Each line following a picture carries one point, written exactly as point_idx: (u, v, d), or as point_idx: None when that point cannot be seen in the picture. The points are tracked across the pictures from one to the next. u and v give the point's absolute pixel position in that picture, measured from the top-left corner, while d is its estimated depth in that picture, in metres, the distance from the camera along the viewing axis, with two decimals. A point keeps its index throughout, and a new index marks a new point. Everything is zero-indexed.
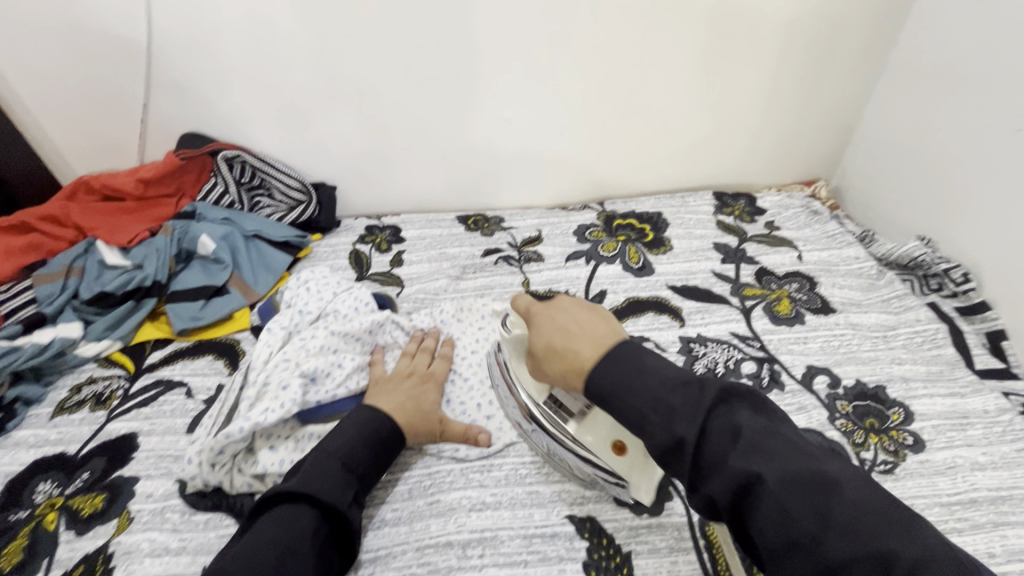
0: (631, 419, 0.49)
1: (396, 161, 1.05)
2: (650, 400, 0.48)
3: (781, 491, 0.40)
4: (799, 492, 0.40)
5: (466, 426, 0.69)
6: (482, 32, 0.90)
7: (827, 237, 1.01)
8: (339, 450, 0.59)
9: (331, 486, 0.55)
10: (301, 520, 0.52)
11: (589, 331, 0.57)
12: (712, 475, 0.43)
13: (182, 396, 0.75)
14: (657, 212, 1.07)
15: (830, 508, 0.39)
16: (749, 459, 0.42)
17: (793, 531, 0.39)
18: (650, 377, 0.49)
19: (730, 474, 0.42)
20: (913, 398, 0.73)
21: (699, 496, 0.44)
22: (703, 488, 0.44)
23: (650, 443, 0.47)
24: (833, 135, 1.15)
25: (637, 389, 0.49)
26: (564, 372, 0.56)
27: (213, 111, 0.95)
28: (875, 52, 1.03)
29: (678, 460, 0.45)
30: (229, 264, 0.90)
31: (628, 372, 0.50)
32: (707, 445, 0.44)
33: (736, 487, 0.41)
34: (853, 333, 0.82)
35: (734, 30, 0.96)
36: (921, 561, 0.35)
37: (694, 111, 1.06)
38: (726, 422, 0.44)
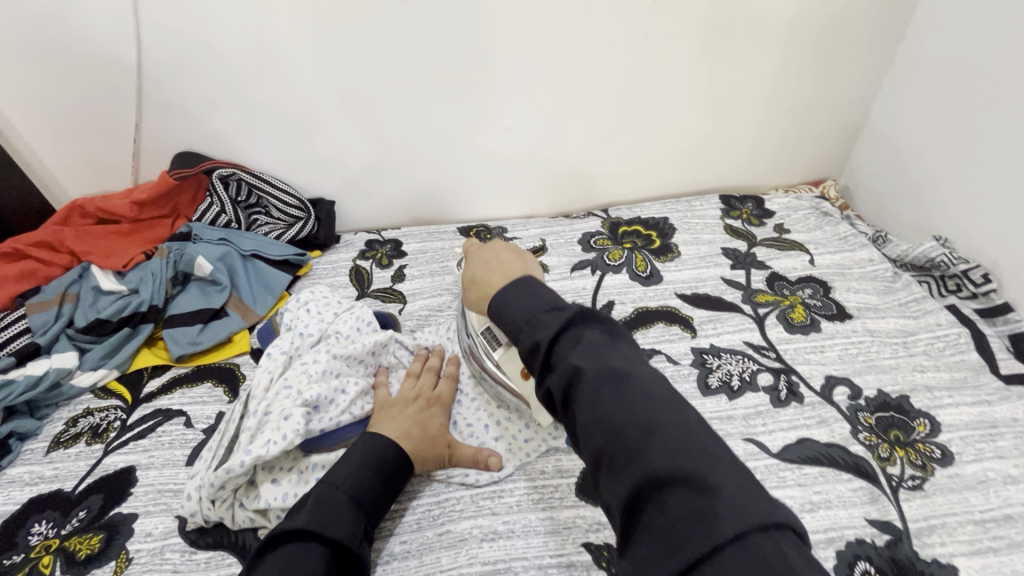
0: (508, 330, 0.50)
1: (394, 174, 1.03)
2: (526, 315, 0.48)
3: (601, 381, 0.41)
4: (609, 382, 0.41)
5: (475, 449, 0.67)
6: (478, 40, 0.88)
7: (838, 239, 0.98)
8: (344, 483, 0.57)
9: (340, 521, 0.53)
10: (316, 561, 0.49)
11: (505, 266, 0.61)
12: (553, 368, 0.44)
13: (181, 426, 0.73)
14: (664, 218, 1.05)
15: (631, 397, 0.40)
16: (579, 354, 0.43)
17: (598, 414, 0.40)
18: (535, 302, 0.49)
19: (562, 366, 0.43)
20: (939, 408, 0.70)
21: (540, 390, 0.45)
22: (544, 381, 0.45)
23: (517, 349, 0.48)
24: (840, 133, 1.12)
25: (519, 307, 0.49)
26: (478, 299, 0.61)
27: (206, 129, 0.93)
28: (881, 47, 1.01)
29: (531, 360, 0.46)
30: (227, 285, 0.88)
31: (519, 293, 0.51)
32: (555, 345, 0.45)
33: (565, 373, 0.42)
34: (871, 339, 0.79)
35: (736, 30, 0.94)
36: (692, 439, 0.37)
37: (698, 113, 1.04)
38: (574, 329, 0.45)
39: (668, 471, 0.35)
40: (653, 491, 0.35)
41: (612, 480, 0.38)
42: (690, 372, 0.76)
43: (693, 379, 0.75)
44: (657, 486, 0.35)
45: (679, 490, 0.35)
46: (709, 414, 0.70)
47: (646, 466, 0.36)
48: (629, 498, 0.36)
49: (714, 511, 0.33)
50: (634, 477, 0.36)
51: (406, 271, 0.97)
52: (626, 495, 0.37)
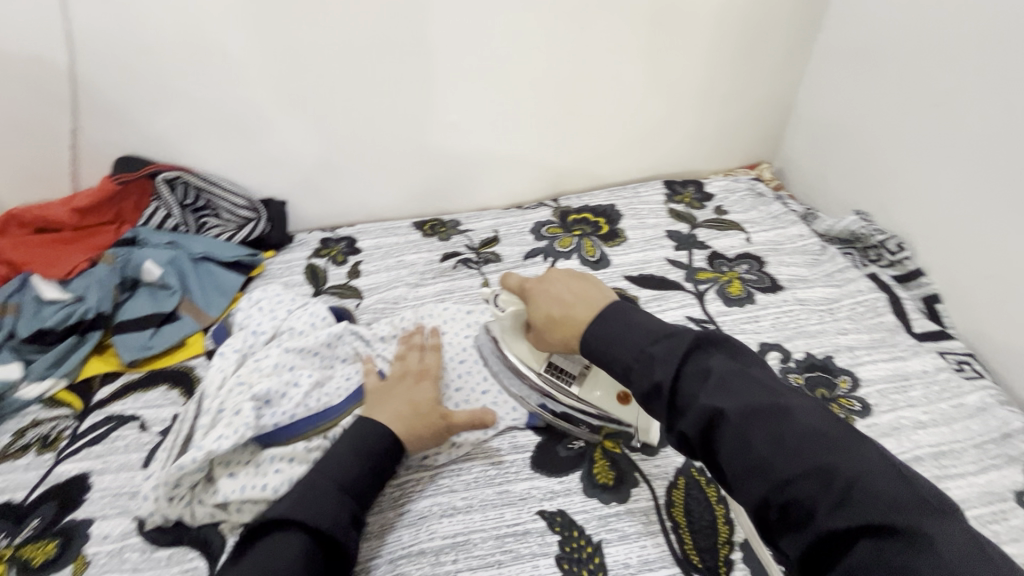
0: (617, 369, 0.54)
1: (346, 171, 1.04)
2: (636, 351, 0.52)
3: (752, 420, 0.44)
4: (757, 421, 0.44)
5: (470, 413, 0.67)
6: (421, 36, 0.90)
7: (772, 217, 1.05)
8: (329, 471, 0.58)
9: (325, 512, 0.54)
10: (291, 547, 0.52)
11: (581, 298, 0.61)
12: (684, 409, 0.47)
13: (136, 430, 0.73)
14: (611, 204, 1.09)
15: (790, 435, 0.43)
16: (712, 391, 0.47)
17: (753, 456, 0.43)
18: (641, 334, 0.53)
19: (697, 407, 0.46)
20: (860, 366, 0.77)
21: (671, 434, 0.49)
22: (676, 424, 0.48)
23: (635, 389, 0.52)
24: (772, 118, 1.19)
25: (627, 341, 0.53)
26: (565, 337, 0.61)
27: (148, 132, 0.92)
28: (802, 36, 1.08)
29: (654, 398, 0.50)
30: (178, 288, 0.87)
31: (618, 326, 0.55)
32: (680, 382, 0.48)
33: (707, 416, 0.46)
34: (800, 308, 0.86)
35: (669, 22, 0.99)
36: (870, 479, 0.39)
37: (640, 103, 1.08)
38: (699, 363, 0.49)
39: (845, 522, 0.38)
40: (837, 542, 0.38)
41: (787, 531, 0.41)
42: None
43: None
44: (839, 535, 0.38)
45: (867, 541, 0.37)
46: None
47: (823, 520, 0.39)
48: (809, 548, 0.40)
49: (917, 566, 0.35)
50: (811, 531, 0.40)
51: (361, 266, 0.98)
52: (802, 547, 0.40)
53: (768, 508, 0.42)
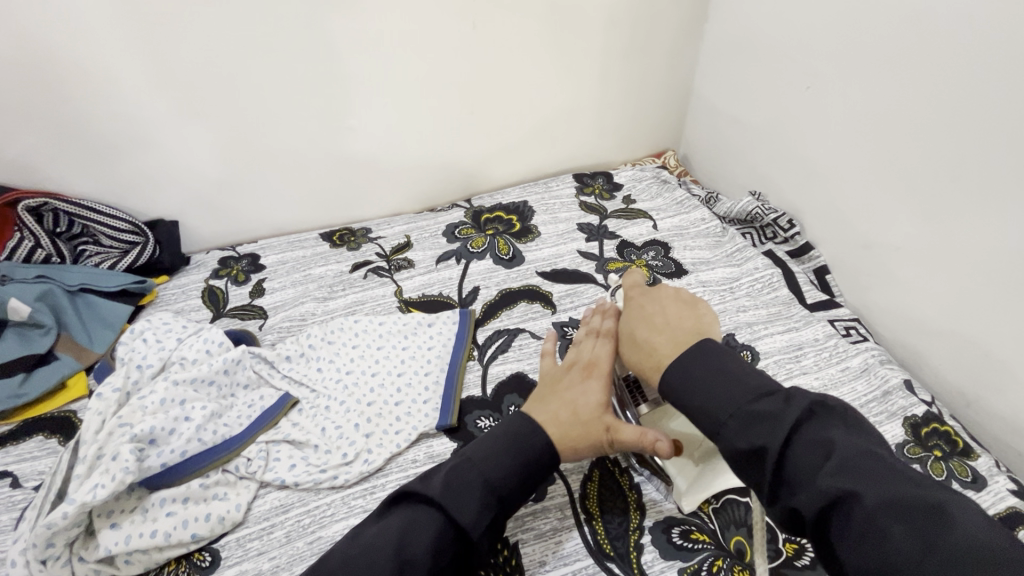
0: (704, 423, 0.48)
1: (242, 184, 0.98)
2: (728, 408, 0.47)
3: (885, 508, 0.39)
4: (901, 515, 0.38)
5: (640, 431, 0.55)
6: (304, 40, 0.87)
7: (676, 203, 1.08)
8: (499, 459, 0.53)
9: (465, 504, 0.50)
10: (426, 521, 0.48)
11: (674, 326, 0.58)
12: (798, 488, 0.42)
13: (6, 488, 0.66)
14: (523, 201, 1.09)
15: (935, 535, 0.37)
16: (831, 468, 0.41)
17: (881, 555, 0.38)
18: (735, 388, 0.48)
19: (818, 487, 0.41)
20: (758, 340, 0.80)
21: (777, 507, 0.44)
22: (787, 500, 0.43)
23: (726, 450, 0.47)
24: (672, 108, 1.24)
25: (719, 394, 0.48)
26: (643, 364, 0.57)
27: (2, 157, 0.83)
28: (689, 27, 1.12)
29: (754, 466, 0.45)
30: (52, 326, 0.79)
31: (709, 373, 0.50)
32: (789, 453, 0.44)
33: (831, 497, 0.40)
34: (704, 289, 0.89)
35: (561, 17, 1.00)
36: None
37: (542, 99, 1.09)
38: (817, 429, 0.44)
39: None
40: None
41: None
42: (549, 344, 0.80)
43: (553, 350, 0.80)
44: None
45: None
46: None
47: None
48: None
49: None
50: None
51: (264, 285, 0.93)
52: None
53: None
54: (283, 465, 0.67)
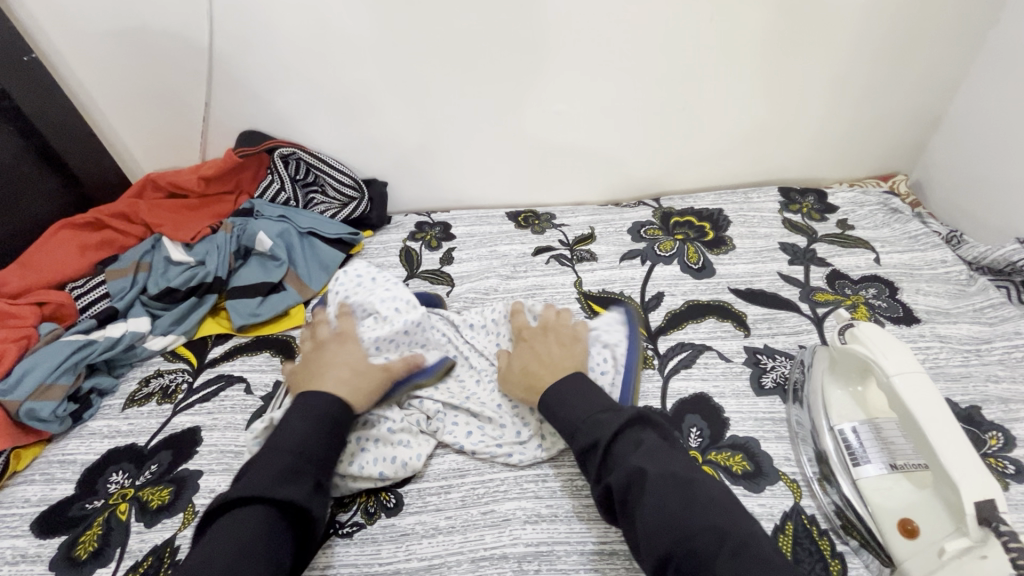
0: (564, 427, 0.58)
1: (447, 157, 1.03)
2: (585, 415, 0.57)
3: (656, 483, 0.49)
4: (670, 487, 0.49)
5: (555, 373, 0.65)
6: (539, 24, 0.86)
7: (908, 237, 0.94)
8: (315, 453, 0.57)
9: (296, 484, 0.54)
10: (252, 518, 0.51)
11: (556, 361, 0.66)
12: (610, 470, 0.52)
13: (242, 392, 0.77)
14: (718, 209, 1.02)
15: (693, 499, 0.49)
16: (634, 457, 0.52)
17: (647, 518, 0.48)
18: (582, 408, 0.58)
19: (626, 467, 0.51)
20: (1015, 422, 0.66)
21: (598, 486, 0.53)
22: (604, 479, 0.53)
23: (574, 444, 0.56)
24: (916, 125, 1.05)
25: (579, 406, 0.59)
26: (527, 391, 0.66)
27: (268, 109, 0.96)
28: (968, 32, 0.93)
29: (591, 457, 0.55)
30: (285, 261, 0.91)
31: (579, 394, 0.60)
32: (615, 444, 0.54)
33: (628, 476, 0.51)
34: (941, 346, 0.75)
35: (811, 13, 0.88)
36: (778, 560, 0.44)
37: (763, 102, 0.99)
38: (633, 435, 0.54)
39: None
40: None
41: None
42: (742, 370, 0.74)
43: (746, 377, 0.73)
44: None
45: None
46: (762, 414, 0.68)
47: None
48: None
49: None
50: None
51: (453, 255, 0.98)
52: None
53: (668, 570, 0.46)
54: (461, 431, 0.69)
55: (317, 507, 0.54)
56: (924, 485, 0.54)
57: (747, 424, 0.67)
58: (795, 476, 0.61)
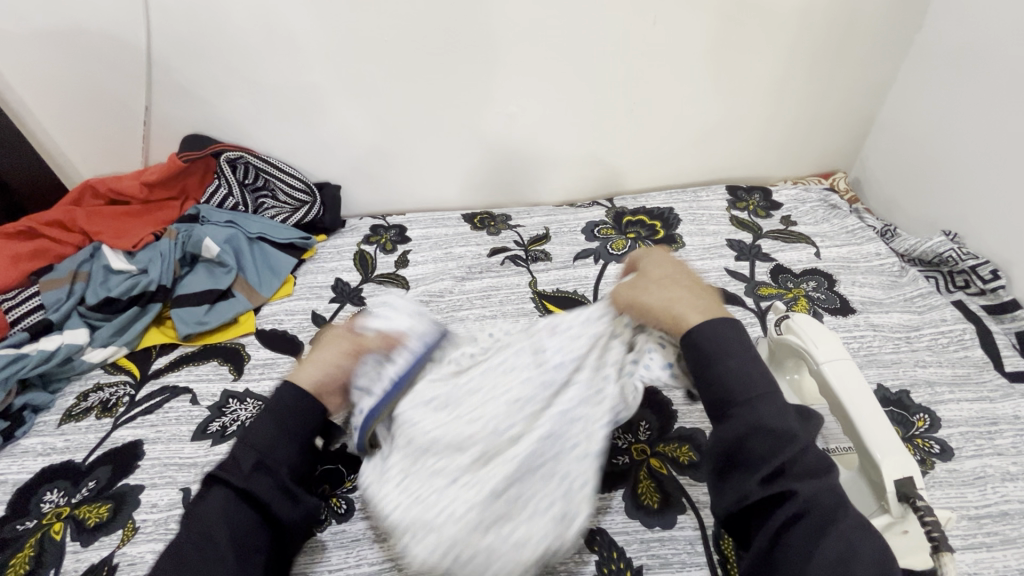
0: (729, 393, 0.51)
1: (402, 159, 1.03)
2: (749, 393, 0.51)
3: (850, 531, 0.44)
4: (846, 541, 0.44)
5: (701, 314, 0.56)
6: (486, 27, 0.87)
7: (846, 232, 0.98)
8: (263, 441, 0.54)
9: (235, 467, 0.52)
10: (211, 507, 0.50)
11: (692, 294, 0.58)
12: (793, 478, 0.46)
13: (187, 403, 0.75)
14: (669, 208, 1.04)
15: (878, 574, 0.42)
16: (829, 485, 0.47)
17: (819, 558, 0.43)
18: (767, 399, 0.50)
19: (809, 488, 0.46)
20: (940, 404, 0.70)
21: (762, 489, 0.47)
22: (778, 485, 0.47)
23: (744, 423, 0.49)
24: (852, 125, 1.11)
25: (742, 379, 0.51)
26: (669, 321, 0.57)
27: (212, 112, 0.94)
28: (895, 36, 0.98)
29: (762, 446, 0.48)
30: (234, 266, 0.89)
31: (738, 351, 0.53)
32: (799, 456, 0.47)
33: (824, 503, 0.45)
34: (874, 334, 0.79)
35: (749, 19, 0.91)
36: None
37: (708, 104, 1.02)
38: (815, 461, 0.48)
39: None
40: None
41: None
42: None
43: None
44: None
45: None
46: None
47: None
48: None
49: None
50: None
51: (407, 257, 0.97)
52: None
53: None
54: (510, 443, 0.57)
55: (266, 488, 0.52)
56: (852, 466, 0.56)
57: None
58: None
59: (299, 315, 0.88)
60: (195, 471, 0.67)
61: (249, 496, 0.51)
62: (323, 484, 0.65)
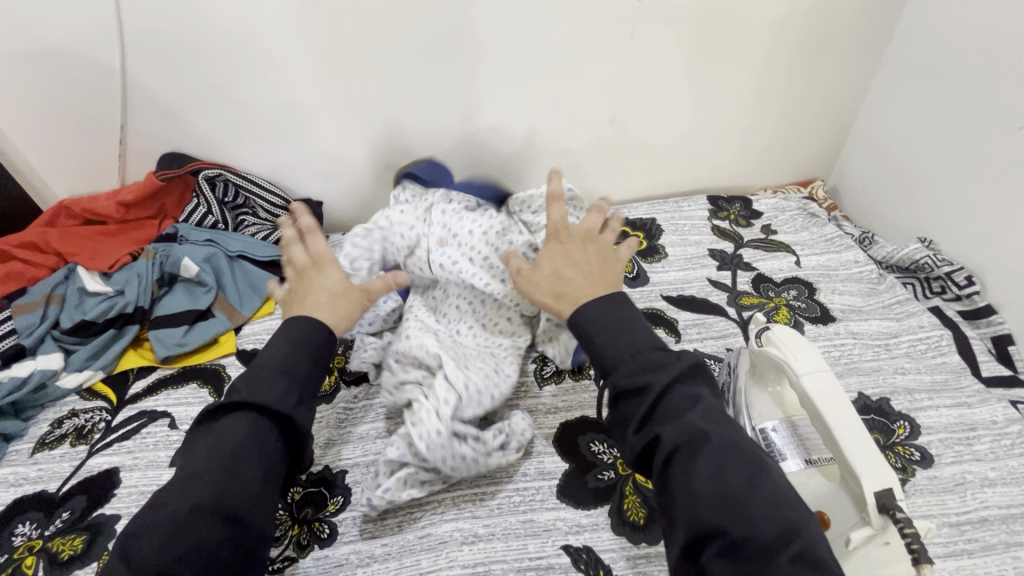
0: (608, 359, 0.54)
1: (384, 175, 1.03)
2: (619, 353, 0.54)
3: (719, 447, 0.45)
4: (731, 455, 0.45)
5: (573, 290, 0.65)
6: (467, 42, 0.87)
7: (825, 240, 1.00)
8: (307, 376, 0.57)
9: (274, 388, 0.53)
10: (235, 429, 0.50)
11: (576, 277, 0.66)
12: (660, 421, 0.48)
13: (165, 428, 0.73)
14: (651, 218, 1.05)
15: (763, 478, 0.44)
16: (694, 412, 0.48)
17: (699, 480, 0.44)
18: (632, 356, 0.53)
19: (682, 418, 0.47)
20: (919, 411, 0.71)
21: (641, 436, 0.49)
22: (651, 429, 0.48)
23: (617, 378, 0.52)
24: (829, 134, 1.13)
25: (614, 343, 0.55)
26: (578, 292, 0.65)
27: (190, 131, 0.93)
28: (867, 47, 1.01)
29: (633, 400, 0.50)
30: (214, 286, 0.88)
31: (614, 322, 0.57)
32: (670, 392, 0.49)
33: (687, 430, 0.46)
34: (854, 342, 0.80)
35: (726, 32, 0.93)
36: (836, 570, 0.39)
37: (688, 114, 1.03)
38: (688, 390, 0.49)
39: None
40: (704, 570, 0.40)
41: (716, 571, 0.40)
42: None
43: None
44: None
45: None
46: None
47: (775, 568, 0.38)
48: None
49: None
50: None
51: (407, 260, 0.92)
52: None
53: (701, 541, 0.42)
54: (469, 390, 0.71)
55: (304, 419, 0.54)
56: (833, 477, 0.57)
57: None
58: None
59: None
60: None
61: (281, 421, 0.52)
62: (306, 507, 0.64)
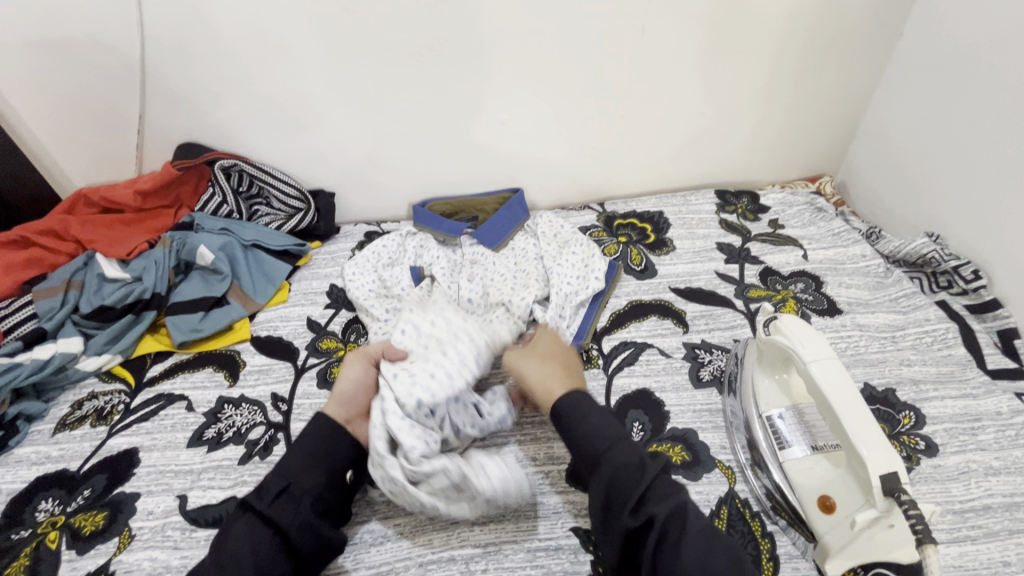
0: (595, 439, 0.56)
1: (396, 166, 1.04)
2: (607, 437, 0.57)
3: (701, 534, 0.50)
4: (713, 547, 0.49)
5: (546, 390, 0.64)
6: (479, 35, 0.88)
7: (832, 234, 1.00)
8: (293, 466, 0.57)
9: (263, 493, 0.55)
10: (239, 534, 0.53)
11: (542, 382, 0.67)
12: (652, 503, 0.51)
13: (182, 411, 0.75)
14: (659, 211, 1.06)
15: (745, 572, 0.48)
16: (680, 497, 0.53)
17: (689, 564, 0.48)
18: (620, 441, 0.56)
19: (669, 501, 0.52)
20: (924, 401, 0.72)
21: (636, 516, 0.51)
22: (643, 511, 0.51)
23: (618, 457, 0.55)
24: (837, 130, 1.13)
25: (600, 427, 0.57)
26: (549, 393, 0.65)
27: (207, 120, 0.95)
28: (878, 43, 1.01)
29: (631, 480, 0.53)
30: (229, 274, 0.89)
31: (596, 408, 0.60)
32: (659, 479, 0.54)
33: (676, 515, 0.51)
34: (860, 334, 0.81)
35: (737, 28, 0.94)
36: None
37: (697, 109, 1.04)
38: (669, 481, 0.54)
39: None
40: None
41: None
42: (682, 365, 0.77)
43: (685, 372, 0.76)
44: None
45: None
46: (700, 405, 0.72)
47: None
48: None
49: None
50: None
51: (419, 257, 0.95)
52: None
53: None
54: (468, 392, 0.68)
55: (284, 513, 0.54)
56: (839, 463, 0.59)
57: (687, 416, 0.71)
58: (731, 463, 0.66)
59: (294, 321, 0.89)
60: (191, 478, 0.67)
61: (273, 522, 0.54)
62: None
